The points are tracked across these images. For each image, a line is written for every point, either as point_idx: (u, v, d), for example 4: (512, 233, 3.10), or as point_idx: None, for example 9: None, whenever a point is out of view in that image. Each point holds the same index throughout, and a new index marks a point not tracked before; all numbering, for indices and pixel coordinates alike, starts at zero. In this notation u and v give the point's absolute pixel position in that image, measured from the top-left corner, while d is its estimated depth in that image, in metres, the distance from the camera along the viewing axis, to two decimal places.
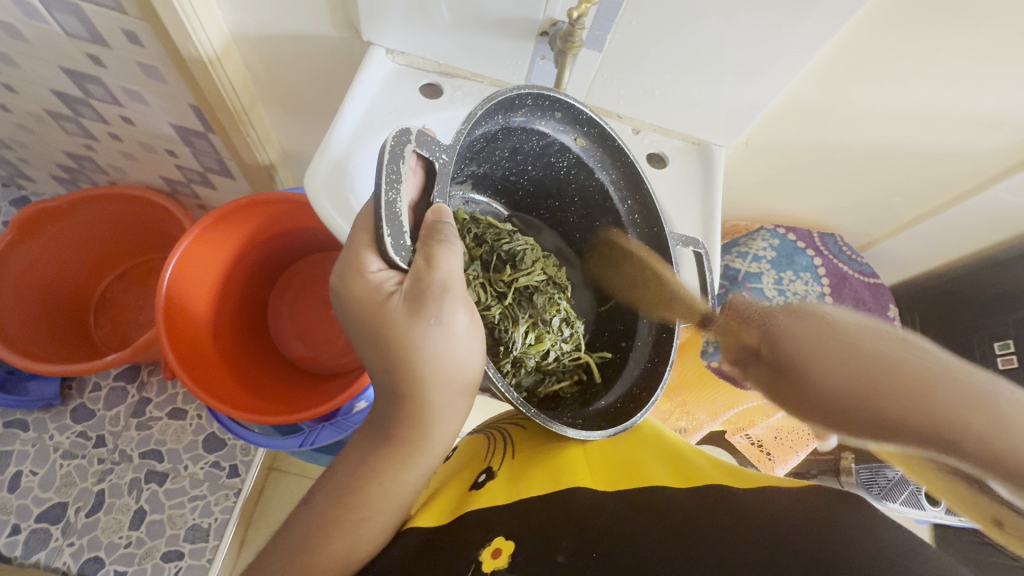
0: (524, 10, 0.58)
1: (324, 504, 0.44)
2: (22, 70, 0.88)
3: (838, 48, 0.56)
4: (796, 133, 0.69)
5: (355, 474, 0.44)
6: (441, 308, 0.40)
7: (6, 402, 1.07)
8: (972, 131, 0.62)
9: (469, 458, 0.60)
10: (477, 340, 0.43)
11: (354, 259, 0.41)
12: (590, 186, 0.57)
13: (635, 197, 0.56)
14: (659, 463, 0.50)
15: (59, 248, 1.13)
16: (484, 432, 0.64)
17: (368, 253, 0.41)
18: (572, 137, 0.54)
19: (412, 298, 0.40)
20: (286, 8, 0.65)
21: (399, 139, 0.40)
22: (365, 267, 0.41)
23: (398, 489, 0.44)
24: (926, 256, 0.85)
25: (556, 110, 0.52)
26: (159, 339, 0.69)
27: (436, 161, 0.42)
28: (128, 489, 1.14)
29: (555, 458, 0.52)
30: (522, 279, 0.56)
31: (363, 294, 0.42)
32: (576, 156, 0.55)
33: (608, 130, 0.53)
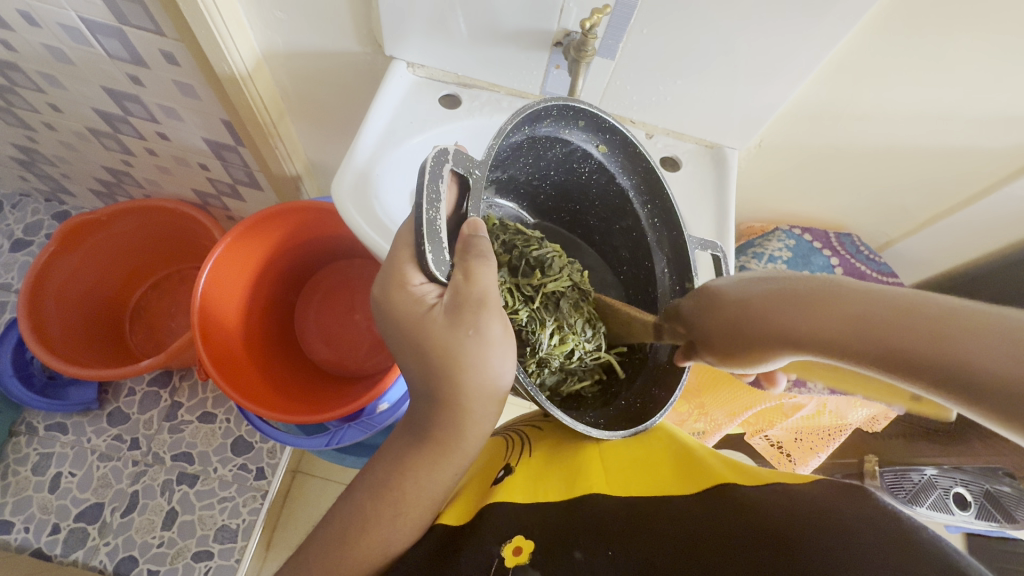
0: (538, 21, 0.61)
1: (362, 496, 0.46)
2: (67, 91, 0.94)
3: (846, 49, 0.58)
4: (809, 134, 0.70)
5: (391, 469, 0.46)
6: (478, 320, 0.42)
7: (48, 406, 1.13)
8: (986, 130, 0.62)
9: (489, 459, 0.61)
10: (511, 353, 0.44)
11: (397, 273, 0.44)
12: (611, 190, 0.59)
13: (655, 201, 0.57)
14: (670, 465, 0.51)
15: (98, 260, 1.19)
16: (502, 435, 0.65)
17: (409, 267, 0.44)
18: (594, 143, 0.56)
19: (452, 310, 0.42)
20: (313, 26, 0.69)
21: (437, 159, 0.42)
22: (406, 280, 0.44)
23: (431, 486, 0.46)
24: (946, 256, 0.85)
25: (580, 119, 0.53)
26: (195, 342, 0.72)
27: (470, 177, 0.44)
28: (160, 491, 1.18)
29: (572, 460, 0.53)
30: (550, 285, 0.56)
31: (405, 306, 0.44)
32: (599, 162, 0.57)
33: (630, 137, 0.54)
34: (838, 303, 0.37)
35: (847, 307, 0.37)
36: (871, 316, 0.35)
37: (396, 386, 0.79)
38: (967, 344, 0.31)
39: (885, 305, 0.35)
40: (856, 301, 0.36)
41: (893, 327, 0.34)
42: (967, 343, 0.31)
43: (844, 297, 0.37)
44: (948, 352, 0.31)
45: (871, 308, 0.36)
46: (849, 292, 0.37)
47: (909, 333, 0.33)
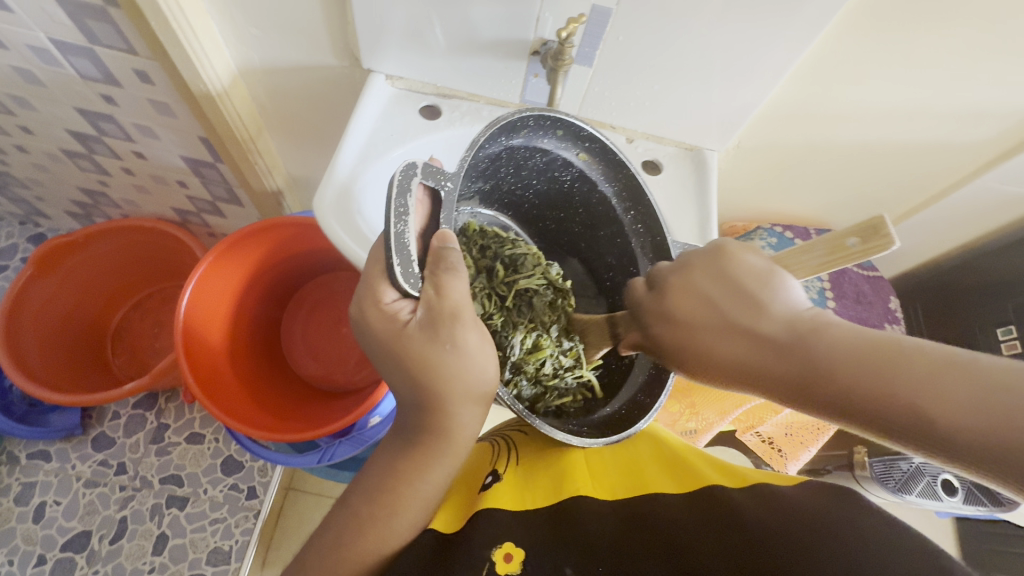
0: (514, 31, 0.61)
1: (358, 501, 0.45)
2: (39, 113, 0.93)
3: (816, 51, 0.59)
4: (785, 135, 0.71)
5: (386, 473, 0.45)
6: (454, 333, 0.42)
7: (29, 434, 1.10)
8: (955, 124, 0.64)
9: (474, 464, 0.60)
10: (491, 357, 0.44)
11: (371, 290, 0.44)
12: (593, 198, 0.59)
13: (639, 207, 0.57)
14: (657, 470, 0.51)
15: (76, 283, 1.17)
16: (489, 441, 0.64)
17: (382, 284, 0.44)
18: (574, 152, 0.56)
19: (428, 325, 0.42)
20: (289, 40, 0.68)
21: (405, 173, 0.42)
22: (380, 298, 0.43)
23: (426, 487, 0.45)
24: (923, 248, 0.86)
25: (558, 128, 0.54)
26: (178, 361, 0.71)
27: (442, 190, 0.44)
28: (150, 515, 1.16)
29: (561, 467, 0.52)
30: (522, 281, 0.58)
31: (381, 324, 0.44)
32: (579, 170, 0.57)
33: (608, 144, 0.55)
34: (797, 347, 0.32)
35: (818, 350, 0.31)
36: (837, 369, 0.30)
37: (388, 399, 0.79)
38: (951, 410, 0.26)
39: (849, 357, 0.30)
40: (823, 343, 0.31)
41: (865, 388, 0.29)
42: (948, 405, 0.26)
43: (809, 336, 0.31)
44: (932, 414, 0.26)
45: (838, 358, 0.30)
46: (812, 329, 0.32)
47: (885, 395, 0.28)
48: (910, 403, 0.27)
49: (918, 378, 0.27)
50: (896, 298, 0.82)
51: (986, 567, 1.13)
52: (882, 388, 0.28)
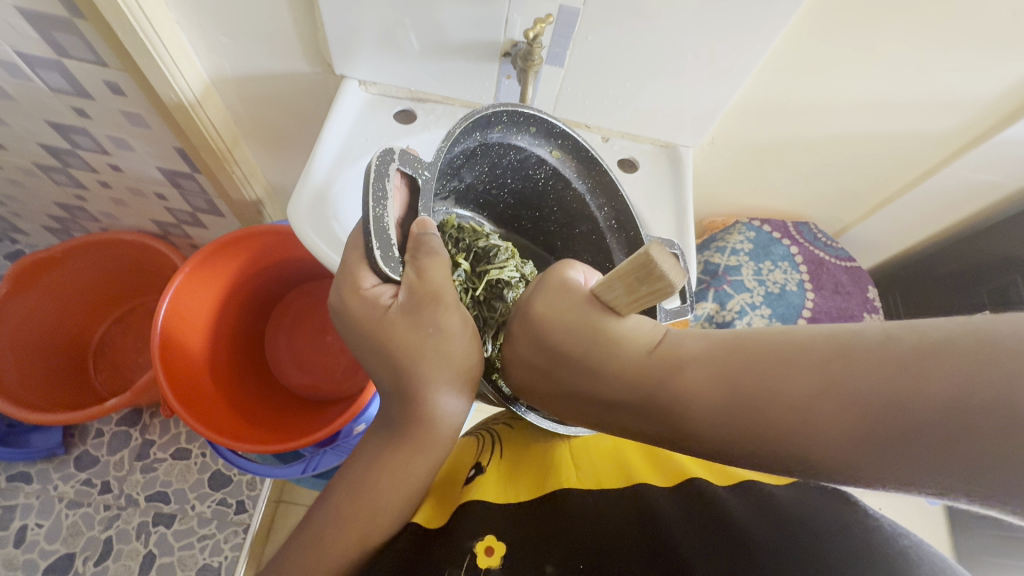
0: (485, 33, 0.61)
1: (343, 490, 0.45)
2: (10, 128, 0.91)
3: (783, 46, 0.60)
4: (757, 131, 0.72)
5: (370, 466, 0.45)
6: (437, 316, 0.42)
7: (9, 455, 1.08)
8: (921, 114, 0.65)
9: (458, 457, 0.60)
10: (474, 344, 0.44)
11: (350, 277, 0.43)
12: (567, 196, 0.60)
13: (612, 204, 0.57)
14: (643, 464, 0.52)
15: (55, 300, 1.16)
16: (473, 435, 0.64)
17: (363, 270, 0.43)
18: (548, 149, 0.56)
19: (410, 308, 0.42)
20: (259, 47, 0.68)
21: (383, 159, 0.41)
22: (359, 283, 0.42)
23: (409, 478, 0.45)
24: (899, 238, 0.87)
25: (531, 125, 0.54)
26: (156, 375, 0.70)
27: (419, 178, 0.44)
28: (136, 534, 1.14)
29: (547, 460, 0.53)
30: (495, 271, 0.55)
31: (362, 312, 0.43)
32: (553, 168, 0.58)
33: (582, 142, 0.55)
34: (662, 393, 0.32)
35: (679, 393, 0.31)
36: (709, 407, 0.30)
37: (372, 405, 0.78)
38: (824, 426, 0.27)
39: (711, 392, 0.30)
40: (675, 382, 0.32)
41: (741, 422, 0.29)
42: (821, 419, 0.26)
43: (667, 380, 0.32)
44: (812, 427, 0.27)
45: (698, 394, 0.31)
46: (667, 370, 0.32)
47: (762, 426, 0.28)
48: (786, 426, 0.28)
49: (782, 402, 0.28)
50: (874, 287, 0.83)
51: (975, 554, 1.15)
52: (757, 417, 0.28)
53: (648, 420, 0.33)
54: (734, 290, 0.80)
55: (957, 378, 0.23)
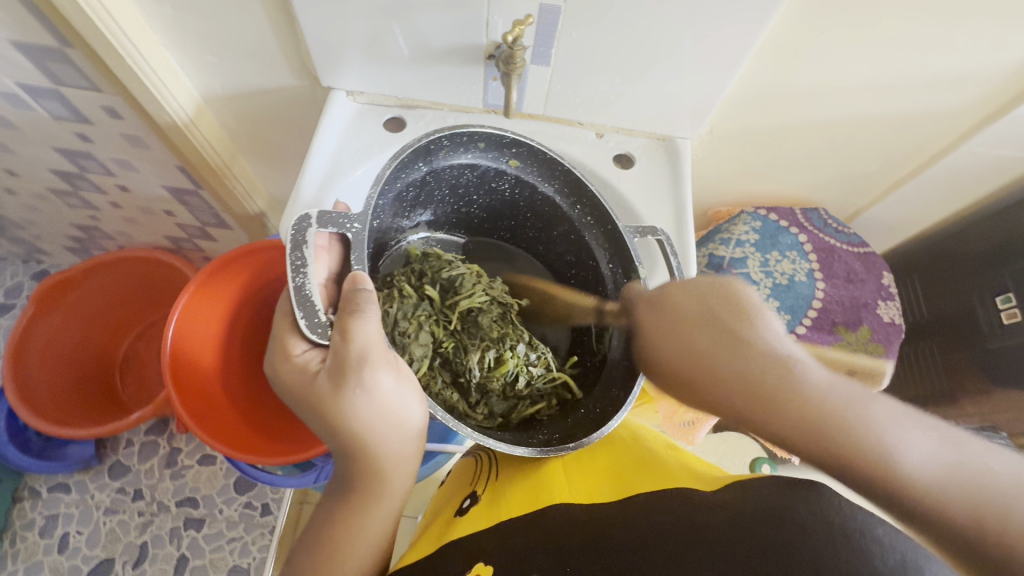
0: (467, 36, 0.60)
1: (306, 542, 0.46)
2: (21, 155, 0.94)
3: (779, 29, 0.56)
4: (758, 117, 0.68)
5: (325, 523, 0.46)
6: (363, 377, 0.44)
7: (47, 468, 1.13)
8: (932, 91, 0.62)
9: (459, 489, 0.64)
10: (411, 393, 0.46)
11: (280, 347, 0.49)
12: (537, 200, 0.60)
13: (582, 201, 0.58)
14: (630, 470, 0.52)
15: (78, 318, 1.20)
16: (471, 456, 0.69)
17: (292, 340, 0.49)
18: (504, 160, 0.58)
19: (336, 372, 0.45)
20: (245, 65, 0.68)
21: (300, 227, 0.47)
22: (290, 351, 0.49)
23: (372, 527, 0.45)
24: (917, 218, 0.83)
25: (478, 141, 0.56)
26: (170, 397, 0.73)
27: (348, 230, 0.48)
28: (169, 539, 1.19)
29: (533, 482, 0.54)
30: (464, 302, 0.59)
31: (292, 378, 0.48)
32: (514, 177, 0.59)
33: (535, 146, 0.56)
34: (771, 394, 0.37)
35: (789, 394, 0.36)
36: (804, 419, 0.35)
37: None
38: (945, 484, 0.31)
39: (829, 412, 0.35)
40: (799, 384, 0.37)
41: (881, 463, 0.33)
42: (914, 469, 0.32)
43: (784, 378, 0.37)
44: (976, 483, 0.31)
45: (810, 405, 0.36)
46: (785, 373, 0.37)
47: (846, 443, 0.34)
48: (893, 467, 0.32)
49: (896, 441, 0.33)
50: (890, 271, 0.79)
51: None
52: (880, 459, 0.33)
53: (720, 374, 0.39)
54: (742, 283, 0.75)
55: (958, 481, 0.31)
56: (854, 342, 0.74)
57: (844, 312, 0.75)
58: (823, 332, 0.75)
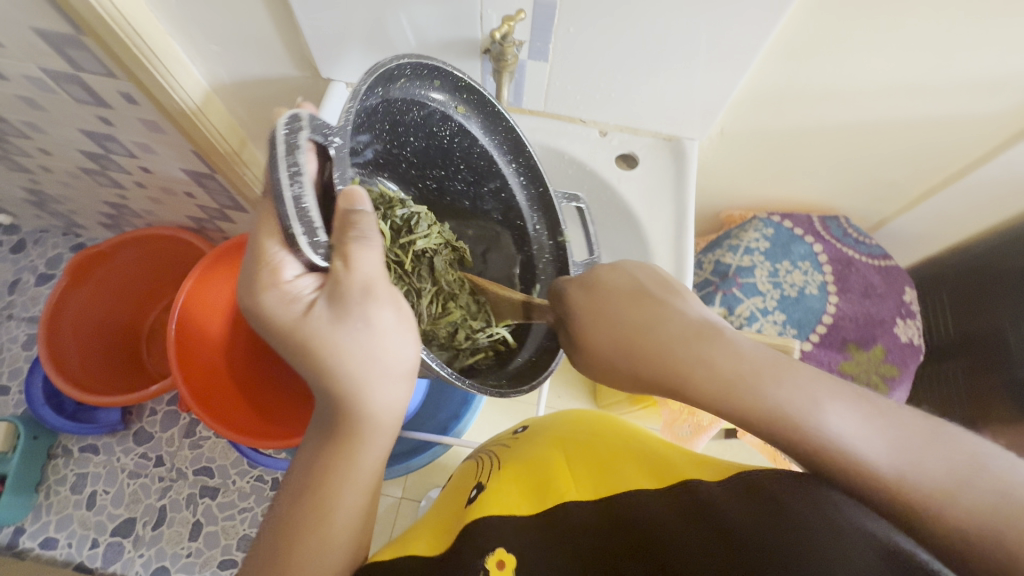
0: (462, 30, 0.58)
1: (284, 502, 0.42)
2: (51, 135, 0.98)
3: (792, 26, 0.52)
4: (771, 119, 0.64)
5: (307, 469, 0.42)
6: (367, 311, 0.42)
7: (80, 429, 1.22)
8: (964, 96, 0.56)
9: (460, 483, 0.62)
10: (410, 335, 0.44)
11: (270, 266, 0.43)
12: (474, 152, 0.55)
13: (520, 158, 0.56)
14: (636, 469, 0.51)
15: (108, 290, 1.26)
16: (475, 458, 0.65)
17: (284, 262, 0.43)
18: (452, 105, 0.53)
19: (333, 303, 0.42)
20: (249, 54, 0.68)
21: (291, 127, 0.40)
22: (279, 277, 0.43)
23: (359, 478, 0.43)
24: (949, 230, 0.77)
25: (435, 79, 0.52)
26: (168, 359, 0.75)
27: (331, 145, 0.42)
28: (185, 504, 1.25)
29: (546, 480, 0.52)
30: (420, 244, 0.56)
31: (278, 304, 0.43)
32: (459, 124, 0.54)
33: (486, 95, 0.53)
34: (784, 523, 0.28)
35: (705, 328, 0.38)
36: (725, 389, 0.36)
37: None
38: (943, 473, 0.31)
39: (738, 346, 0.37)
40: (727, 360, 0.36)
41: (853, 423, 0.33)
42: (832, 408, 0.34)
43: (712, 352, 0.37)
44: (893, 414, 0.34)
45: (736, 386, 0.36)
46: (704, 327, 0.39)
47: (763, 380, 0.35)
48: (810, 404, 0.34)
49: (834, 414, 0.34)
50: (913, 288, 0.74)
51: None
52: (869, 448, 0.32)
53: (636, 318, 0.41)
54: (747, 293, 0.71)
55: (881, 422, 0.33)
56: (865, 362, 0.70)
57: (856, 329, 0.71)
58: (832, 349, 0.70)
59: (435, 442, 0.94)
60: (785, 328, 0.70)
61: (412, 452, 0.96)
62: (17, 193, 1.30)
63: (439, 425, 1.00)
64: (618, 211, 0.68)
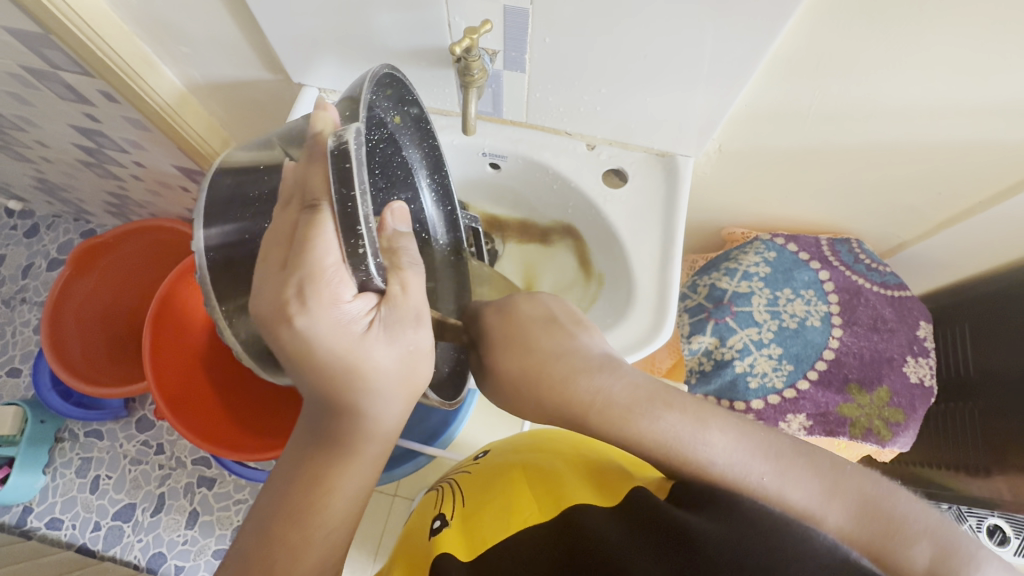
0: (431, 38, 0.53)
1: (262, 508, 0.37)
2: (44, 129, 0.98)
3: (794, 40, 0.47)
4: (775, 137, 0.58)
5: (283, 497, 0.36)
6: (419, 333, 0.36)
7: (86, 416, 1.25)
8: (993, 120, 0.50)
9: (420, 516, 0.55)
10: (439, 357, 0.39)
11: (320, 281, 0.33)
12: (394, 161, 0.51)
13: (436, 175, 0.56)
14: (592, 479, 0.46)
15: (114, 279, 1.19)
16: (437, 487, 0.60)
17: (339, 280, 0.33)
18: (388, 116, 0.49)
19: (388, 326, 0.35)
20: (219, 56, 0.65)
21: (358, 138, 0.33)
22: (336, 295, 0.33)
23: (349, 500, 0.37)
24: (972, 257, 0.70)
25: (388, 87, 0.46)
26: (140, 330, 0.74)
27: None
28: (183, 493, 1.27)
29: (504, 500, 0.47)
30: None
31: (326, 327, 0.34)
32: (389, 134, 0.49)
33: (426, 112, 0.51)
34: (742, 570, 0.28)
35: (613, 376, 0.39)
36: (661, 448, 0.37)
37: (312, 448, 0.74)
38: (836, 504, 0.35)
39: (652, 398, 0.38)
40: (649, 422, 0.37)
41: (749, 455, 0.36)
42: (751, 451, 0.37)
43: (634, 417, 0.38)
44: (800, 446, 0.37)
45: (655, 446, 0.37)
46: (607, 370, 0.40)
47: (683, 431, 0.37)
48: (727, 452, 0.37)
49: (753, 463, 0.36)
50: (928, 322, 0.69)
51: None
52: (778, 484, 0.36)
53: (550, 359, 0.40)
54: (741, 323, 0.68)
55: (796, 458, 0.37)
56: (868, 405, 0.66)
57: (860, 367, 0.66)
58: (831, 389, 0.66)
59: (421, 450, 0.85)
60: (779, 363, 0.67)
61: (397, 459, 0.86)
62: (25, 180, 1.31)
63: (428, 431, 0.90)
64: (604, 233, 0.64)
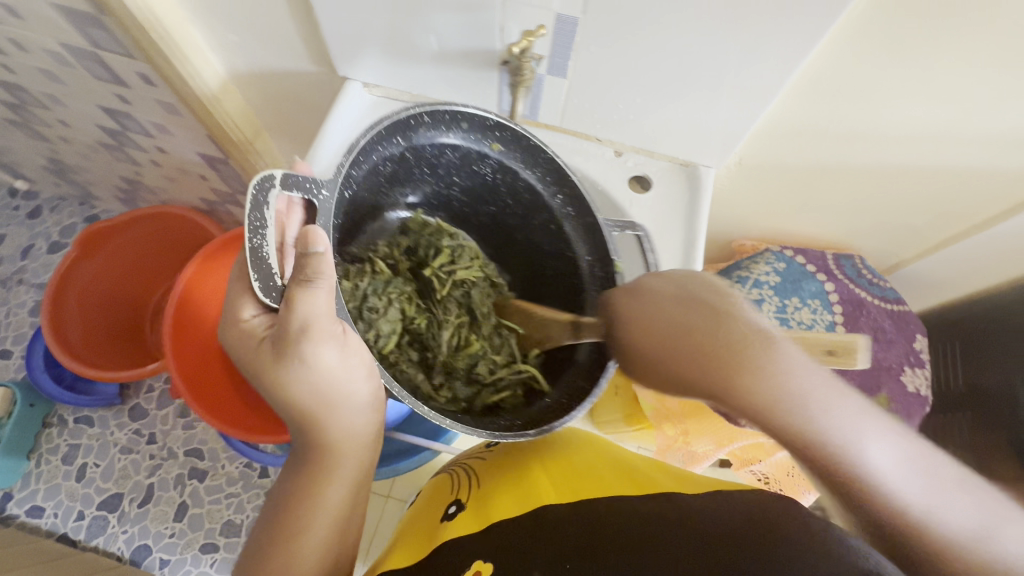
0: (481, 41, 0.57)
1: (266, 514, 0.46)
2: (70, 108, 0.99)
3: (818, 62, 0.51)
4: (792, 152, 0.62)
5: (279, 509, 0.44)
6: (301, 350, 0.43)
7: (77, 400, 1.21)
8: (988, 149, 0.55)
9: (433, 499, 0.57)
10: (360, 371, 0.46)
11: (232, 306, 0.47)
12: (519, 186, 0.58)
13: (564, 189, 0.56)
14: (614, 474, 0.49)
15: (121, 263, 1.18)
16: (447, 470, 0.63)
17: (244, 302, 0.47)
18: (488, 142, 0.56)
19: (277, 341, 0.44)
20: (266, 46, 0.68)
21: (263, 186, 0.42)
22: (239, 314, 0.47)
23: (326, 510, 0.44)
24: (965, 277, 0.75)
25: (461, 120, 0.54)
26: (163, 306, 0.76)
27: (318, 197, 0.45)
28: (173, 484, 1.24)
29: (523, 484, 0.50)
30: (460, 272, 0.62)
31: (239, 338, 0.47)
32: (496, 161, 0.57)
33: (519, 131, 0.55)
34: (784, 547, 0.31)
35: (763, 358, 0.36)
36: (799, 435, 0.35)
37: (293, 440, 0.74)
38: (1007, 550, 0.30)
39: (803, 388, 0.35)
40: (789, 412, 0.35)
41: (907, 472, 0.33)
42: (907, 467, 0.33)
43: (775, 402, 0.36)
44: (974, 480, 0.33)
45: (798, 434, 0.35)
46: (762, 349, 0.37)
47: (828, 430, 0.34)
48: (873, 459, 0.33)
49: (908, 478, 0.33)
50: (923, 335, 0.73)
51: None
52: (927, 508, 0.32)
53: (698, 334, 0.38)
54: None
55: (964, 487, 0.32)
56: None
57: (860, 374, 0.70)
58: None
59: (428, 445, 0.87)
60: None
61: (403, 454, 0.89)
62: (36, 160, 1.31)
63: (436, 427, 0.92)
64: None
